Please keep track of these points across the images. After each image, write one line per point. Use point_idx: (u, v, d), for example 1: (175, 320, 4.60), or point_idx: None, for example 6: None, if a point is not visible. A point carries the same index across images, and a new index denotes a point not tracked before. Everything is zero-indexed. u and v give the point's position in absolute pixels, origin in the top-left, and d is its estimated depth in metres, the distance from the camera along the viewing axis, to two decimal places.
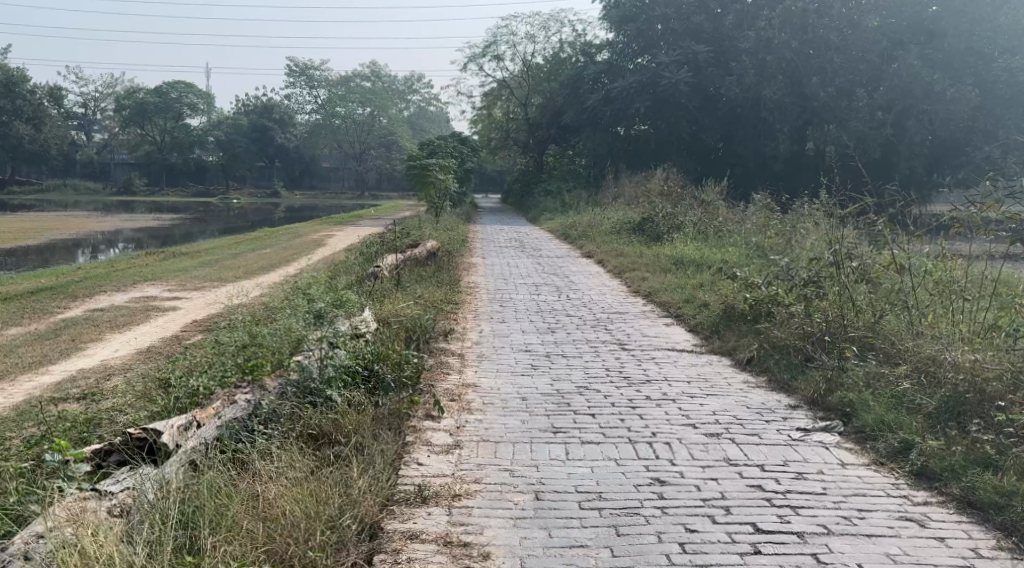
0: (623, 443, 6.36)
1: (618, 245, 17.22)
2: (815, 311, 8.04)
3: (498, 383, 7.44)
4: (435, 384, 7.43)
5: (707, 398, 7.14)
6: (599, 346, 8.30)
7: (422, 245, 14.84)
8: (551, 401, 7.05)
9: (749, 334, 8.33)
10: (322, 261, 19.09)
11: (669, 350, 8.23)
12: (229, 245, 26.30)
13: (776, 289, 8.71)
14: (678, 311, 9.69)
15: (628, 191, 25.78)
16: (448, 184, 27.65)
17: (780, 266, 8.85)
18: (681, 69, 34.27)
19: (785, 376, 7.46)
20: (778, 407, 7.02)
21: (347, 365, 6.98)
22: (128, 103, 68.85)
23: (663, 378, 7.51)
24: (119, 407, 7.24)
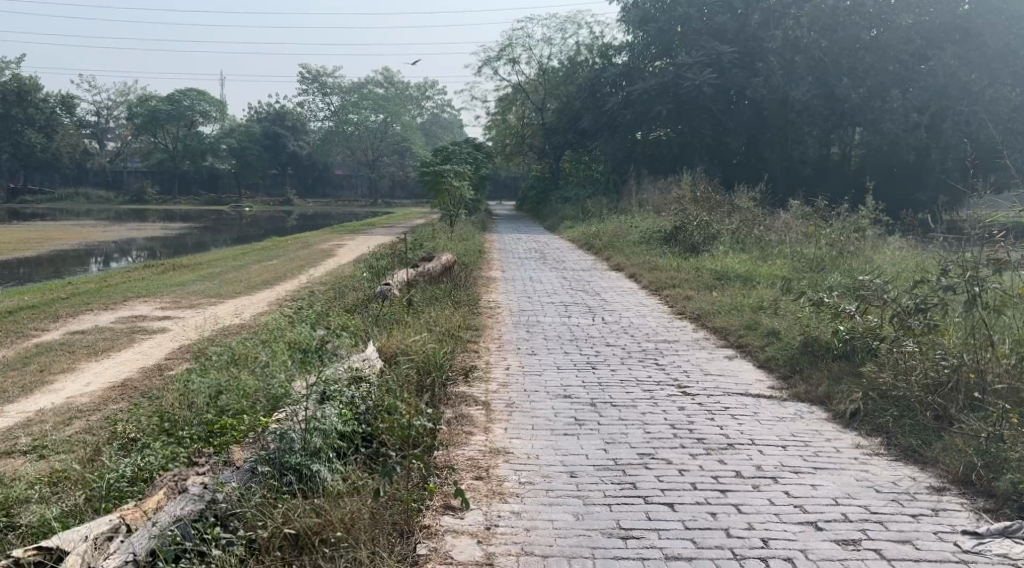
0: (725, 559, 4.94)
1: (651, 258, 15.77)
2: (938, 351, 6.65)
3: (536, 449, 6.09)
4: (459, 451, 6.07)
5: (818, 476, 5.74)
6: (654, 393, 6.90)
7: (441, 259, 13.58)
8: (611, 481, 5.67)
9: (845, 380, 6.94)
10: (331, 275, 17.68)
11: (743, 399, 6.83)
12: (235, 257, 24.87)
13: (876, 321, 7.33)
14: (740, 340, 8.25)
15: (656, 198, 24.30)
16: (464, 191, 26.24)
17: (876, 290, 7.46)
18: (704, 70, 32.70)
19: (914, 442, 6.09)
20: (919, 492, 5.61)
21: (338, 431, 5.70)
22: (139, 111, 67.77)
23: (750, 443, 6.13)
24: (63, 477, 5.94)
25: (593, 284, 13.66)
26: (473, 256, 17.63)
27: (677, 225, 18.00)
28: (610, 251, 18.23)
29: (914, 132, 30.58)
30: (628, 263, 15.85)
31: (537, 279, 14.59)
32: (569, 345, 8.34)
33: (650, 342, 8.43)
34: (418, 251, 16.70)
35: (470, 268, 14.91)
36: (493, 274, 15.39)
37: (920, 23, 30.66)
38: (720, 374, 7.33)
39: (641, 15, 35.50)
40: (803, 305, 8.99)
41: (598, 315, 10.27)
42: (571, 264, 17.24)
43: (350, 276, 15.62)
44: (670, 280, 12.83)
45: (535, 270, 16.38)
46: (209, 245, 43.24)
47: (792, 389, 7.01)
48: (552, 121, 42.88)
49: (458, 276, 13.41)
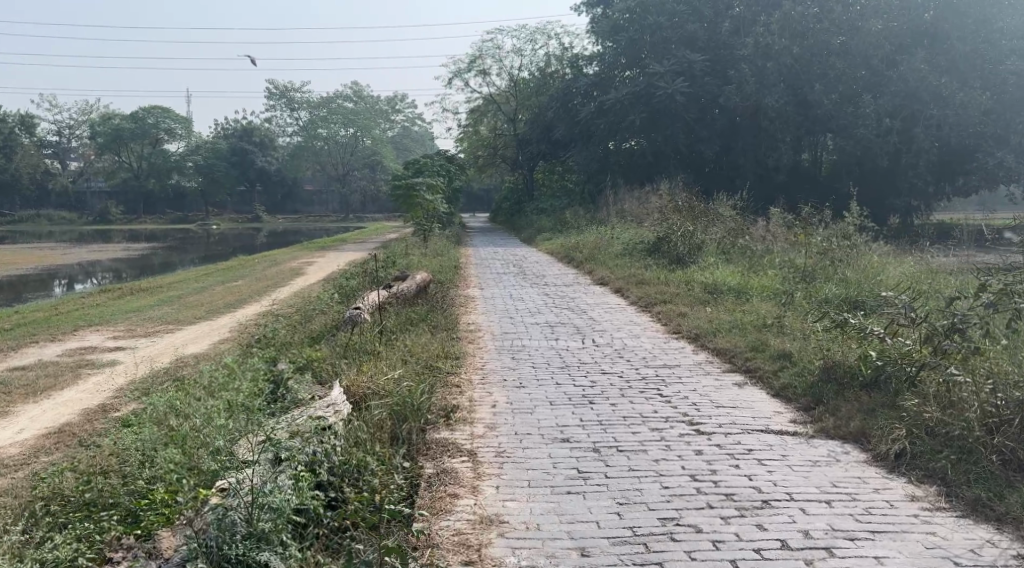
0: None
1: (637, 271, 15.02)
2: (989, 381, 6.04)
3: (536, 515, 5.32)
4: (451, 520, 5.31)
5: (879, 541, 5.05)
6: (666, 436, 6.20)
7: (415, 279, 12.80)
8: (632, 557, 4.91)
9: (883, 415, 6.30)
10: (299, 297, 16.77)
11: (771, 441, 6.15)
12: (199, 278, 23.89)
13: (910, 344, 6.71)
14: (750, 363, 7.56)
15: (636, 207, 23.57)
16: (437, 205, 25.41)
17: (905, 309, 6.85)
18: (677, 78, 32.13)
19: (983, 493, 5.45)
20: (1000, 559, 4.93)
21: (295, 509, 5.07)
22: (102, 130, 66.34)
23: (789, 498, 5.45)
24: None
25: (577, 301, 12.88)
26: (448, 272, 16.79)
27: (661, 236, 17.29)
28: (592, 265, 17.47)
29: (888, 138, 30.21)
30: (612, 278, 15.08)
31: (517, 296, 13.78)
32: (561, 375, 7.58)
33: (650, 369, 7.69)
34: (390, 270, 15.84)
35: (445, 287, 14.09)
36: (470, 291, 14.59)
37: (890, 28, 30.30)
38: (738, 410, 6.65)
39: (611, 25, 34.67)
40: (815, 324, 8.29)
41: (586, 337, 9.48)
42: (552, 279, 16.44)
43: (319, 298, 14.74)
44: (659, 296, 12.08)
45: (514, 286, 15.56)
46: (176, 265, 42.10)
47: (820, 424, 6.37)
48: (525, 132, 42.15)
49: (435, 295, 12.59)
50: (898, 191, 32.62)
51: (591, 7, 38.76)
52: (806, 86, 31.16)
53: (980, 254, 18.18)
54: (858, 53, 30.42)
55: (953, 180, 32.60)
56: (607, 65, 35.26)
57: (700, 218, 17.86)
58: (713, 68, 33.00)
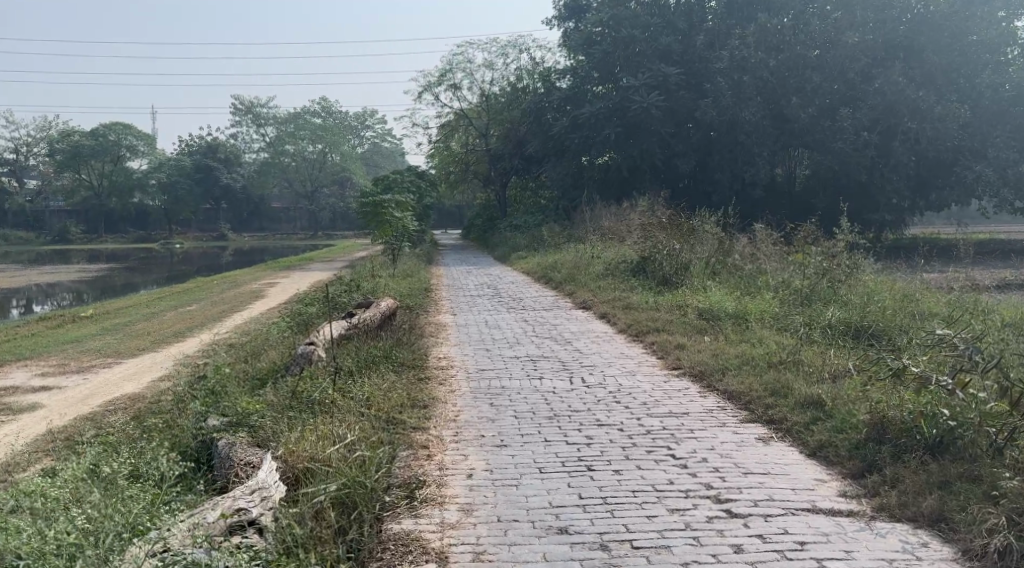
0: None
1: (621, 294, 13.91)
2: None
3: None
4: None
5: None
6: (692, 525, 5.29)
7: (378, 305, 11.59)
8: None
9: (963, 491, 5.51)
10: (256, 326, 15.53)
11: (832, 529, 5.32)
12: (153, 304, 22.49)
13: (976, 401, 5.96)
14: (781, 422, 6.73)
15: (614, 224, 22.55)
16: (407, 224, 24.22)
17: (971, 359, 6.11)
18: (652, 93, 30.97)
19: None
20: None
21: None
22: (61, 147, 64.42)
23: None
24: None
25: (558, 328, 11.71)
26: (417, 296, 15.59)
27: (645, 255, 16.23)
28: (571, 286, 16.36)
29: (865, 152, 29.59)
30: (595, 300, 13.95)
31: (492, 323, 12.58)
32: (551, 433, 6.56)
33: (653, 425, 6.69)
34: (354, 294, 14.63)
35: (413, 313, 12.87)
36: (440, 317, 13.40)
37: (866, 40, 29.64)
38: (778, 481, 5.86)
39: (584, 39, 33.64)
40: (862, 371, 7.34)
41: (570, 374, 8.38)
42: (529, 302, 15.26)
43: (275, 327, 13.49)
44: (649, 322, 10.96)
45: (489, 310, 14.38)
46: (136, 287, 40.46)
47: (880, 500, 5.62)
48: (496, 148, 41.09)
49: (402, 325, 11.37)
50: (874, 206, 31.94)
51: (562, 20, 37.76)
52: (782, 99, 30.38)
53: (978, 272, 17.33)
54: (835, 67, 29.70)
55: (929, 196, 32.01)
56: (578, 80, 34.19)
57: (686, 234, 16.82)
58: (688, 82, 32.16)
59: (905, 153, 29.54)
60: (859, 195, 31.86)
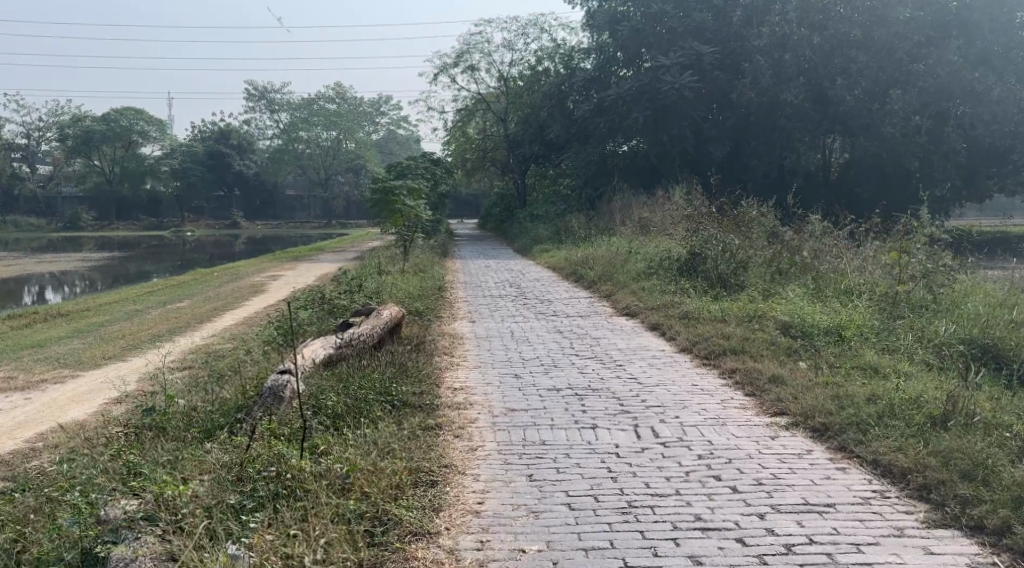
0: None
1: (676, 300, 11.48)
2: None
3: None
4: None
5: None
6: None
7: (380, 316, 9.22)
8: None
9: None
10: (246, 334, 13.29)
11: None
12: (140, 301, 20.24)
13: None
14: (1015, 542, 4.68)
15: (652, 213, 20.21)
16: (421, 213, 21.93)
17: None
18: (684, 73, 28.19)
19: None
20: None
21: None
22: (72, 133, 62.29)
23: None
24: None
25: (600, 347, 9.31)
26: (430, 298, 13.29)
27: (693, 252, 13.93)
28: (610, 287, 14.04)
29: (915, 137, 27.20)
30: (643, 307, 11.57)
31: (522, 335, 10.21)
32: (633, 557, 4.58)
33: (796, 539, 4.71)
34: (356, 298, 12.34)
35: (423, 325, 10.52)
36: (457, 327, 11.08)
37: (917, 18, 27.17)
38: None
39: (610, 18, 31.01)
40: None
41: (633, 419, 6.17)
42: (562, 306, 12.89)
43: (259, 339, 11.21)
44: (723, 340, 8.66)
45: (515, 317, 12.03)
46: (145, 274, 38.29)
47: None
48: (516, 133, 38.65)
49: (409, 345, 8.98)
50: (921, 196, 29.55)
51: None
52: (826, 81, 27.80)
53: None
54: (883, 45, 27.18)
55: (979, 185, 29.55)
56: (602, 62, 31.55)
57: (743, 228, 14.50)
58: (722, 62, 29.24)
59: (959, 139, 27.23)
60: (905, 184, 29.35)
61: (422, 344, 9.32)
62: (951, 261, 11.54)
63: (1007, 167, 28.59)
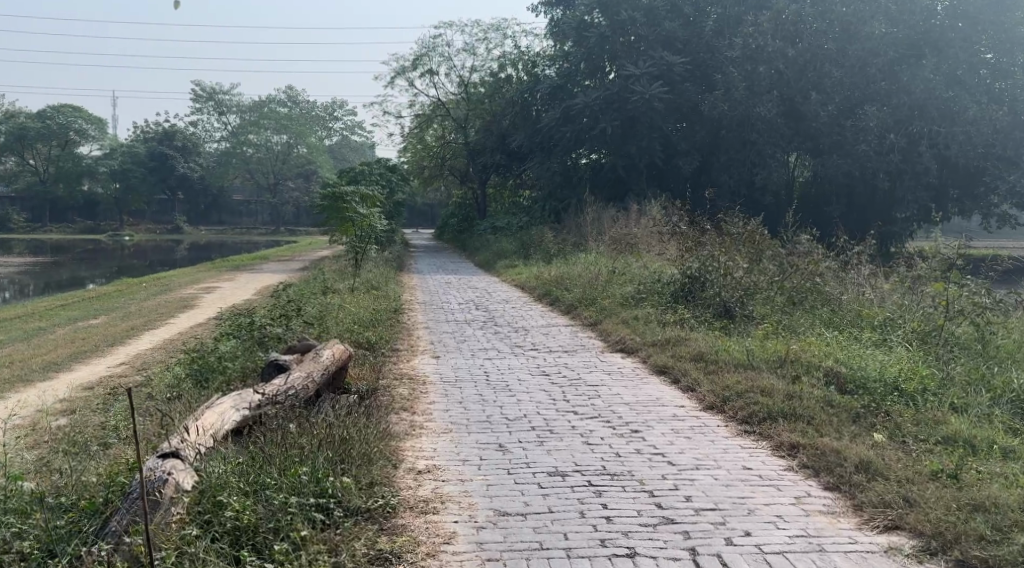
0: None
1: (685, 337, 9.50)
2: None
3: None
4: None
5: None
6: None
7: (319, 354, 7.27)
8: None
9: None
10: (163, 367, 11.17)
11: None
12: (53, 321, 17.82)
13: None
14: None
15: (632, 229, 18.31)
16: (376, 223, 19.81)
17: None
18: (654, 83, 26.32)
19: None
20: None
21: None
22: (5, 129, 58.90)
23: None
24: None
25: (599, 400, 7.34)
26: (383, 327, 11.24)
27: (692, 273, 12.02)
28: (593, 314, 12.11)
29: (889, 155, 25.60)
30: (642, 344, 9.63)
31: (499, 381, 8.20)
32: None
33: None
34: (294, 329, 10.27)
35: (376, 370, 8.43)
36: (415, 368, 8.99)
37: (891, 32, 25.75)
38: None
39: (576, 24, 28.74)
40: None
41: (685, 537, 4.58)
42: (541, 338, 10.90)
43: (174, 384, 9.13)
44: (763, 395, 6.72)
45: (486, 352, 10.01)
46: (80, 281, 35.55)
47: None
48: (476, 141, 36.65)
49: (354, 401, 6.92)
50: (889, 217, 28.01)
51: (548, 5, 33.05)
52: (801, 95, 26.22)
53: None
54: (856, 60, 25.62)
55: (947, 206, 28.22)
56: (567, 73, 29.22)
57: (745, 250, 12.48)
58: (693, 73, 27.47)
59: (933, 160, 25.73)
60: (875, 205, 27.82)
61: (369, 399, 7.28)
62: (997, 292, 9.93)
63: (979, 189, 27.22)
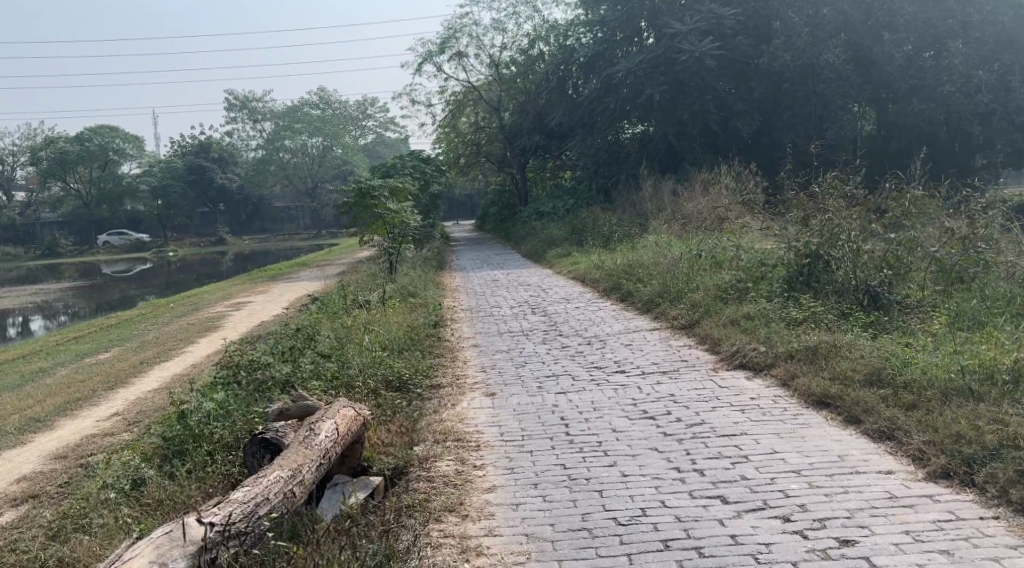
0: None
1: (846, 359, 6.43)
2: None
3: None
4: None
5: None
6: None
7: (317, 425, 5.12)
8: None
9: None
10: (150, 423, 8.77)
11: None
12: (59, 362, 15.42)
13: None
14: None
15: (709, 204, 15.59)
16: (409, 218, 17.30)
17: None
18: (704, 39, 22.74)
19: None
20: None
21: None
22: (44, 155, 55.32)
23: None
24: None
25: (751, 464, 4.93)
26: (420, 354, 8.65)
27: (811, 252, 9.28)
28: (684, 314, 9.41)
29: (977, 96, 22.45)
30: (775, 358, 6.95)
31: (588, 436, 5.58)
32: None
33: None
34: (302, 367, 7.80)
35: (403, 433, 5.81)
36: (460, 424, 6.29)
37: None
38: None
39: None
40: None
41: None
42: (626, 354, 8.20)
43: (142, 463, 6.65)
44: None
45: (556, 384, 7.27)
46: (126, 301, 33.38)
47: None
48: (513, 124, 34.00)
49: (368, 523, 4.59)
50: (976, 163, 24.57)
51: None
52: (874, 38, 23.09)
53: None
54: None
55: None
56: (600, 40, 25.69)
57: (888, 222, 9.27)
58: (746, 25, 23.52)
59: None
60: (961, 152, 24.29)
61: (393, 491, 5.03)
62: None
63: None
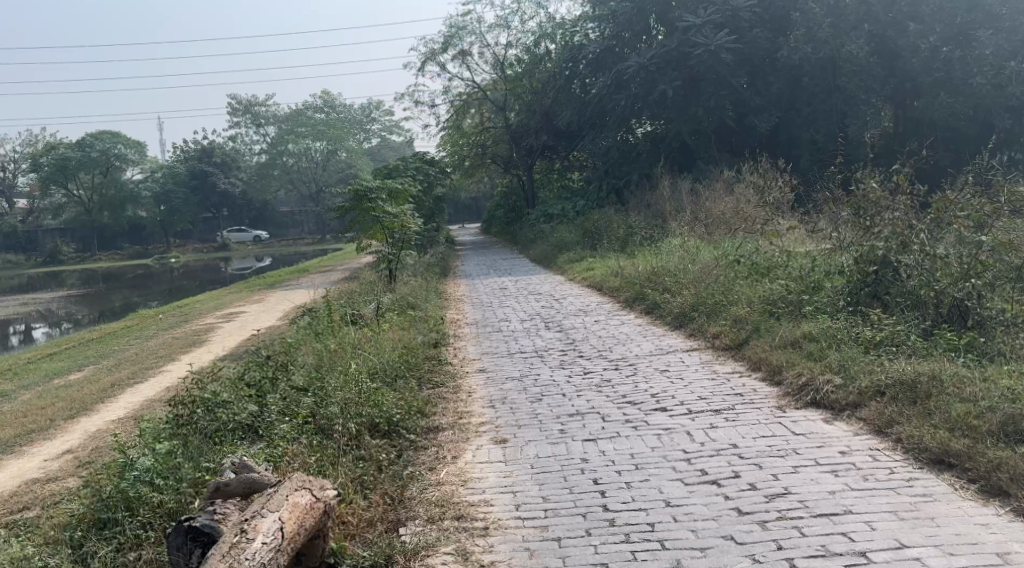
0: None
1: (961, 401, 5.30)
2: None
3: None
4: None
5: None
6: None
7: (254, 526, 4.28)
8: None
9: None
10: (94, 469, 7.39)
11: None
12: (28, 385, 14.02)
13: None
14: None
15: (739, 209, 14.21)
16: (409, 222, 15.88)
17: None
18: (719, 31, 21.16)
19: None
20: None
21: None
22: (45, 161, 53.76)
23: None
24: None
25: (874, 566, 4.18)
26: (414, 387, 7.19)
27: (879, 259, 7.83)
28: (727, 334, 8.03)
29: (1010, 87, 20.77)
30: (860, 395, 5.73)
31: (632, 512, 4.66)
32: None
33: None
34: (270, 409, 6.44)
35: (392, 505, 5.00)
36: (464, 490, 5.13)
37: None
38: None
39: None
40: None
41: None
42: (665, 384, 6.77)
43: (61, 536, 5.33)
44: None
45: (583, 428, 5.83)
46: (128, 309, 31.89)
47: None
48: (520, 124, 32.57)
49: None
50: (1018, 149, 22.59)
51: None
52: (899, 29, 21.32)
53: None
54: None
55: None
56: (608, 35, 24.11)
57: (973, 222, 7.64)
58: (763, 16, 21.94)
59: None
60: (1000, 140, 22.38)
61: None
62: None
63: None
